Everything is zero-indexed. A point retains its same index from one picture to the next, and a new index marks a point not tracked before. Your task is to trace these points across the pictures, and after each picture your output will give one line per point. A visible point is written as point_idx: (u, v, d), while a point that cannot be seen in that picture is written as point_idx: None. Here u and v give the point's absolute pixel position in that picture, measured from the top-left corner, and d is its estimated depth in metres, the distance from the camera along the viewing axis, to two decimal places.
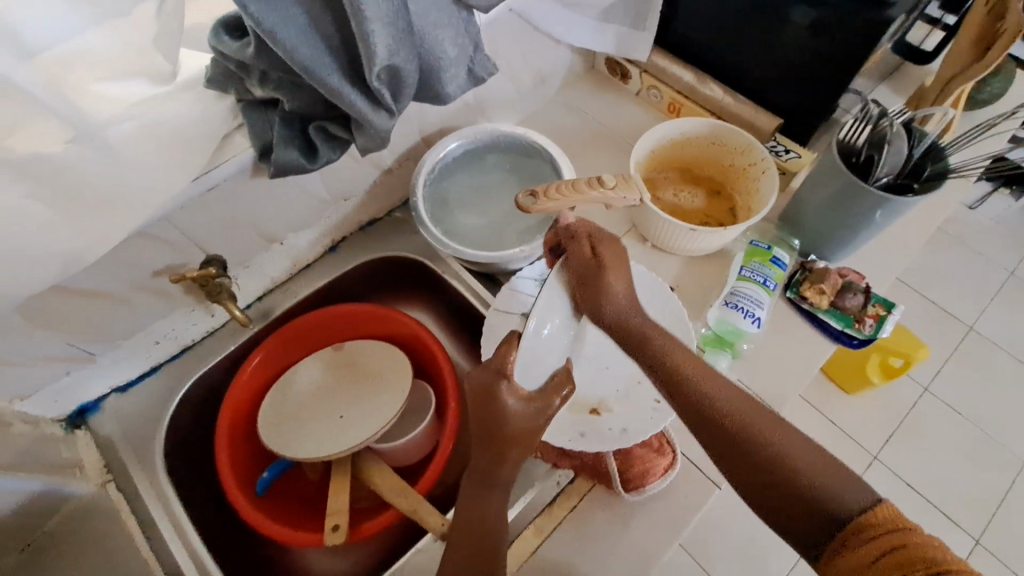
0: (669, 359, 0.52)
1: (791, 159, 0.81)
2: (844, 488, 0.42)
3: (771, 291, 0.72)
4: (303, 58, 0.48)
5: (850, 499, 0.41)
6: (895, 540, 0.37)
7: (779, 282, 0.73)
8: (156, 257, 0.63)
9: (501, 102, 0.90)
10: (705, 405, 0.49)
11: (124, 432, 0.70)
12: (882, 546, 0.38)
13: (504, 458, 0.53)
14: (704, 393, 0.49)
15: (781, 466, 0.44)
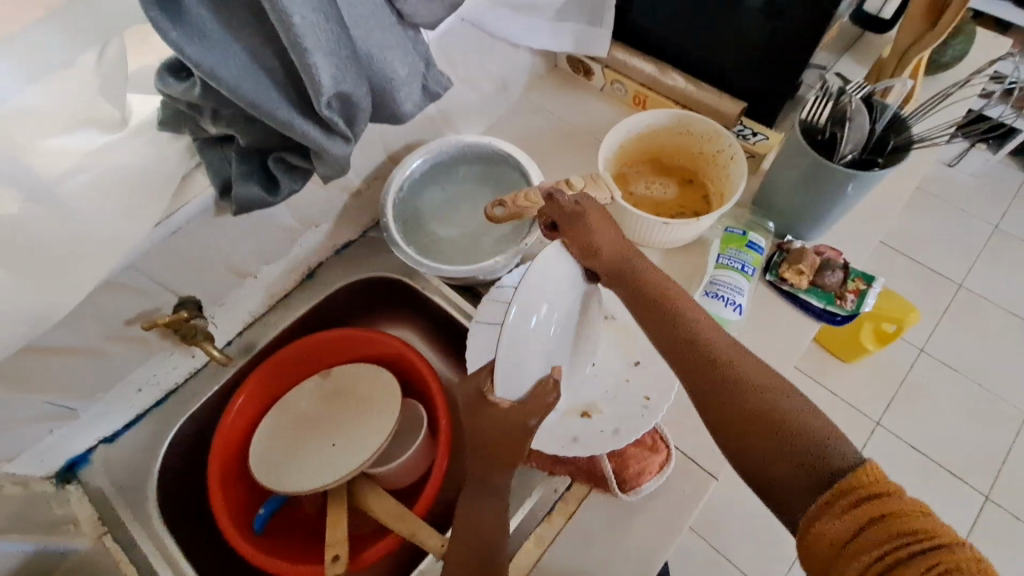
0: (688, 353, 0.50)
1: (759, 141, 0.80)
2: (837, 444, 0.41)
3: (750, 276, 0.71)
4: (248, 95, 0.48)
5: (842, 455, 0.40)
6: (875, 508, 0.36)
7: (757, 266, 0.72)
8: (129, 305, 0.62)
9: (465, 111, 0.89)
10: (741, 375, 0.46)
11: (117, 483, 0.69)
12: (860, 518, 0.37)
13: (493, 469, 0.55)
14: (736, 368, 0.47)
15: (793, 433, 0.42)
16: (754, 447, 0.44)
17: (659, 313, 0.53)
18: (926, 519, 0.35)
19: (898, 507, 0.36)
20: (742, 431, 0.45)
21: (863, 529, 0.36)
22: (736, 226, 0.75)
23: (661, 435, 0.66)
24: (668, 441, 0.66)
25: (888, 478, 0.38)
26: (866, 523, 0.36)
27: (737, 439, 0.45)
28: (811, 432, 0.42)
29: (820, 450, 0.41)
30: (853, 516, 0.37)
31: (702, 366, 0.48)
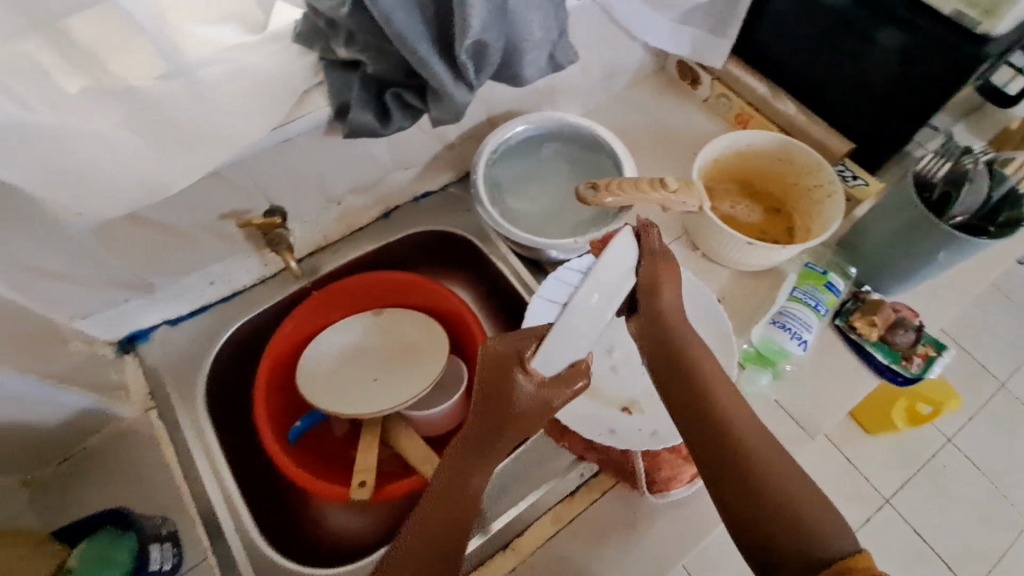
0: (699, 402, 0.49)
1: (858, 186, 0.78)
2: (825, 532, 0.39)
3: (821, 316, 0.70)
4: (395, 24, 0.49)
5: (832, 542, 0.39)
6: None
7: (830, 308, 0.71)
8: (226, 199, 0.64)
9: (568, 92, 0.89)
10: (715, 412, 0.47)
11: (171, 364, 0.72)
12: None
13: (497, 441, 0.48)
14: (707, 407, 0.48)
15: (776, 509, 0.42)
16: (745, 508, 0.42)
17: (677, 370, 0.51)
18: None
19: None
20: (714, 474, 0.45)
21: None
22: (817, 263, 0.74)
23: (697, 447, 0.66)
24: None
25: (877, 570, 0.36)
26: None
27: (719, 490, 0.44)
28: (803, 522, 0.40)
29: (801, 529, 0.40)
30: None
31: (708, 438, 0.46)
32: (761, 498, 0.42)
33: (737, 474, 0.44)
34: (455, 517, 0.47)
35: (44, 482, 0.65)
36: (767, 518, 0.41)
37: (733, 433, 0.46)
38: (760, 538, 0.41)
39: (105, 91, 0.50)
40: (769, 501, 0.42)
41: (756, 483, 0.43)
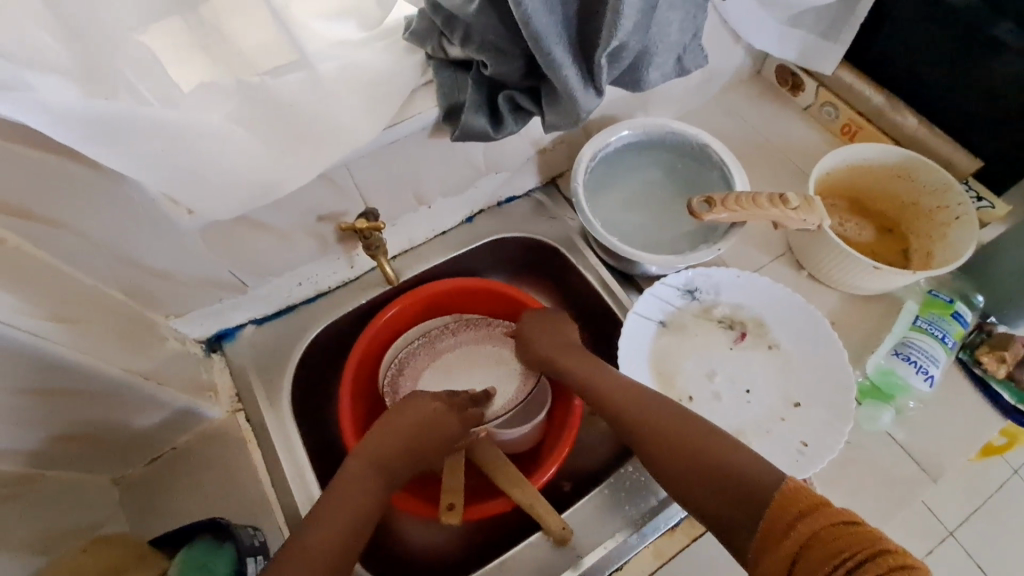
0: (632, 416, 0.57)
1: (983, 208, 0.73)
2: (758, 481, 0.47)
3: (949, 350, 0.65)
4: (536, 24, 0.46)
5: (765, 476, 0.47)
6: (808, 527, 0.41)
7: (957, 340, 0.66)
8: (327, 201, 0.61)
9: (662, 96, 0.85)
10: (664, 436, 0.54)
11: (257, 365, 0.70)
12: (802, 535, 0.40)
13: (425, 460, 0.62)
14: (642, 416, 0.57)
15: (728, 486, 0.48)
16: (699, 496, 0.50)
17: (619, 403, 0.59)
18: (847, 529, 0.39)
19: (824, 521, 0.40)
20: (673, 482, 0.52)
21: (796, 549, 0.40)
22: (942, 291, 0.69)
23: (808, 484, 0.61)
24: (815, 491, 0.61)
25: (816, 499, 0.43)
26: (803, 544, 0.40)
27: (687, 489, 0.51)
28: (748, 488, 0.47)
29: (744, 486, 0.47)
30: (796, 531, 0.41)
31: (649, 451, 0.55)
32: (713, 481, 0.49)
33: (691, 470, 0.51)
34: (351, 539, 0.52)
35: (133, 480, 0.64)
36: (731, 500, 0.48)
37: (675, 441, 0.53)
38: (726, 528, 0.47)
39: (229, 84, 0.47)
40: (717, 482, 0.49)
41: (705, 464, 0.51)
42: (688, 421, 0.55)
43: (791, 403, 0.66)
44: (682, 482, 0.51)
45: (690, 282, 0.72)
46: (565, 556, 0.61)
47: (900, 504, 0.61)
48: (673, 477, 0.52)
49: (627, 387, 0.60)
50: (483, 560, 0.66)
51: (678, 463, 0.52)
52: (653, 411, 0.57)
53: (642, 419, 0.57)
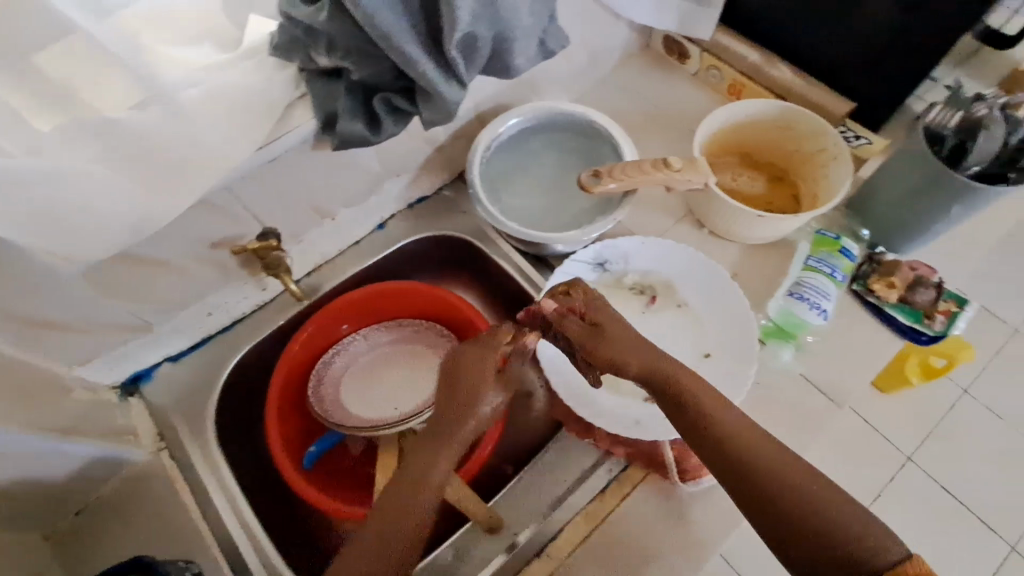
0: (700, 409, 0.49)
1: (862, 146, 0.76)
2: (832, 518, 0.43)
3: (839, 283, 0.69)
4: (379, 23, 0.47)
5: (879, 556, 0.41)
6: None
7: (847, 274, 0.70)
8: (216, 228, 0.61)
9: (555, 80, 0.87)
10: (713, 420, 0.49)
11: (178, 402, 0.70)
12: None
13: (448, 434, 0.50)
14: (713, 414, 0.49)
15: (797, 518, 0.44)
16: (766, 517, 0.46)
17: (665, 399, 0.51)
18: None
19: None
20: (732, 484, 0.47)
21: None
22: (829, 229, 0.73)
23: None
24: None
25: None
26: None
27: (743, 503, 0.47)
28: (821, 521, 0.43)
29: (833, 538, 0.43)
30: None
31: (719, 455, 0.48)
32: (776, 497, 0.45)
33: (759, 476, 0.46)
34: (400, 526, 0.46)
35: (60, 536, 0.63)
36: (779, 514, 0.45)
37: (745, 459, 0.47)
38: (796, 551, 0.44)
39: (85, 127, 0.47)
40: (801, 508, 0.44)
41: (761, 482, 0.46)
42: (768, 440, 0.47)
43: (702, 353, 0.69)
44: (748, 498, 0.46)
45: (599, 255, 0.74)
46: (498, 541, 0.63)
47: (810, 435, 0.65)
48: (731, 479, 0.47)
49: (677, 400, 0.50)
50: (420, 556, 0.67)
51: (735, 475, 0.47)
52: (731, 420, 0.48)
53: (701, 405, 0.49)
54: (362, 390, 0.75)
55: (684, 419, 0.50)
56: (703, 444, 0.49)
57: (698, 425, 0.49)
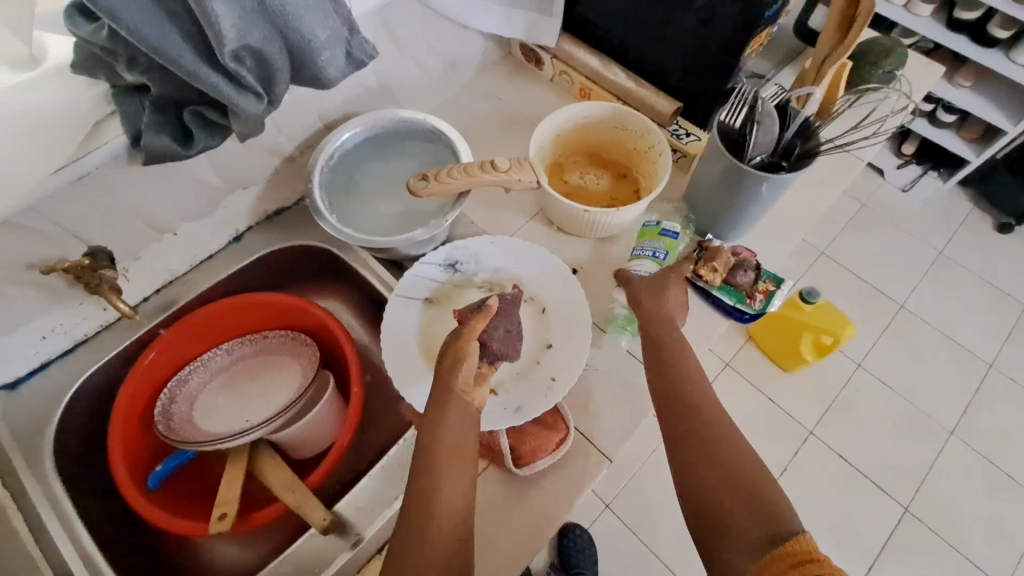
0: (690, 371, 0.60)
1: (692, 142, 0.83)
2: (750, 480, 0.50)
3: (662, 262, 0.74)
4: (151, 40, 0.47)
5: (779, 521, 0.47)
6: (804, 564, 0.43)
7: (670, 252, 0.75)
8: (31, 249, 0.60)
9: (411, 89, 0.89)
10: (700, 396, 0.57)
11: (12, 432, 0.68)
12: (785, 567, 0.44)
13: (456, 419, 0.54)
14: (704, 391, 0.58)
15: (722, 467, 0.51)
16: (689, 459, 0.53)
17: (671, 362, 0.61)
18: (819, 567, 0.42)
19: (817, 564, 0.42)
20: (678, 434, 0.55)
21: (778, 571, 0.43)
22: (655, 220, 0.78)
23: (563, 415, 0.68)
24: (569, 422, 0.68)
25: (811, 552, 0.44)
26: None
27: (673, 437, 0.56)
28: (743, 482, 0.50)
29: (734, 488, 0.50)
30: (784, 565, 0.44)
31: (678, 407, 0.57)
32: (710, 491, 0.51)
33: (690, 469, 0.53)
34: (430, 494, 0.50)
35: None
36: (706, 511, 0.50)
37: (697, 402, 0.57)
38: (692, 485, 0.52)
39: None
40: (726, 462, 0.52)
41: (704, 429, 0.55)
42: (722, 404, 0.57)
43: (543, 345, 0.71)
44: (680, 434, 0.55)
45: (450, 256, 0.77)
46: (343, 539, 0.64)
47: (641, 414, 0.70)
48: (672, 414, 0.57)
49: (669, 353, 0.62)
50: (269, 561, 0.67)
51: (684, 415, 0.56)
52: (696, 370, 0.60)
53: (688, 372, 0.59)
54: (215, 405, 0.74)
55: (686, 433, 0.55)
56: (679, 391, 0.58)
57: (683, 377, 0.59)
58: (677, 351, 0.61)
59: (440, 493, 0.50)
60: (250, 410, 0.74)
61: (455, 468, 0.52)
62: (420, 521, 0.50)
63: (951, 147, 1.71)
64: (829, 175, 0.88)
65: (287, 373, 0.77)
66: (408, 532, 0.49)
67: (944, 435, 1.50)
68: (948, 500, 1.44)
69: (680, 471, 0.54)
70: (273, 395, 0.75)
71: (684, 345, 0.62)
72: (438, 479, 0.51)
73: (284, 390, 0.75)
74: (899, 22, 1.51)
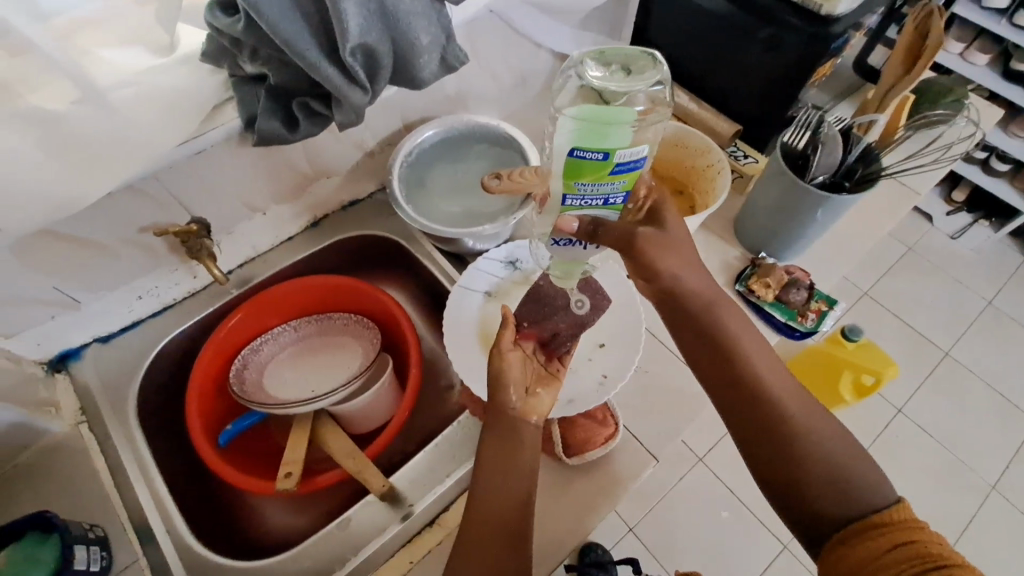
0: (739, 345, 0.57)
1: (749, 163, 0.86)
2: (825, 447, 0.52)
3: (615, 207, 0.46)
4: (284, 33, 0.53)
5: (867, 490, 0.49)
6: (907, 536, 0.45)
7: (628, 189, 0.45)
8: (144, 213, 0.67)
9: (483, 98, 0.95)
10: (754, 371, 0.56)
11: (102, 380, 0.73)
12: (889, 542, 0.45)
13: (521, 443, 0.58)
14: (754, 363, 0.56)
15: (793, 438, 0.52)
16: (755, 437, 0.54)
17: (714, 344, 0.58)
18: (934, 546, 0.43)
19: (916, 535, 0.45)
20: (738, 416, 0.56)
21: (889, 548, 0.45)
22: (589, 141, 0.40)
23: (612, 412, 0.71)
24: (618, 418, 0.71)
25: (914, 523, 0.46)
26: (896, 546, 0.45)
27: (735, 418, 0.56)
28: (815, 452, 0.51)
29: (806, 458, 0.51)
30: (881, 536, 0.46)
31: (734, 388, 0.56)
32: (782, 468, 0.52)
33: (780, 476, 0.52)
34: (499, 501, 0.55)
35: None
36: (809, 511, 0.50)
37: (752, 381, 0.55)
38: (763, 464, 0.54)
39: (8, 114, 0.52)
40: (795, 435, 0.52)
41: (768, 407, 0.54)
42: (777, 372, 0.56)
43: (596, 344, 0.73)
44: (743, 417, 0.55)
45: (511, 255, 0.81)
46: (395, 511, 0.67)
47: (686, 419, 0.72)
48: (730, 395, 0.56)
49: (699, 326, 0.59)
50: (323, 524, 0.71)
51: (745, 396, 0.55)
52: (744, 339, 0.57)
53: (739, 347, 0.57)
54: (284, 375, 0.79)
55: (765, 433, 0.54)
56: (732, 370, 0.56)
57: (732, 354, 0.57)
58: (715, 321, 0.58)
59: (500, 504, 0.55)
60: (316, 382, 0.79)
61: (497, 464, 0.56)
62: (474, 523, 0.55)
63: (1005, 196, 1.68)
64: (885, 205, 0.89)
65: (351, 351, 0.81)
66: (470, 543, 0.54)
67: (988, 490, 1.45)
68: (991, 559, 1.37)
69: (747, 448, 0.55)
70: (338, 371, 0.79)
71: (732, 316, 0.58)
72: (491, 485, 0.56)
73: (348, 367, 0.80)
74: (954, 70, 1.53)
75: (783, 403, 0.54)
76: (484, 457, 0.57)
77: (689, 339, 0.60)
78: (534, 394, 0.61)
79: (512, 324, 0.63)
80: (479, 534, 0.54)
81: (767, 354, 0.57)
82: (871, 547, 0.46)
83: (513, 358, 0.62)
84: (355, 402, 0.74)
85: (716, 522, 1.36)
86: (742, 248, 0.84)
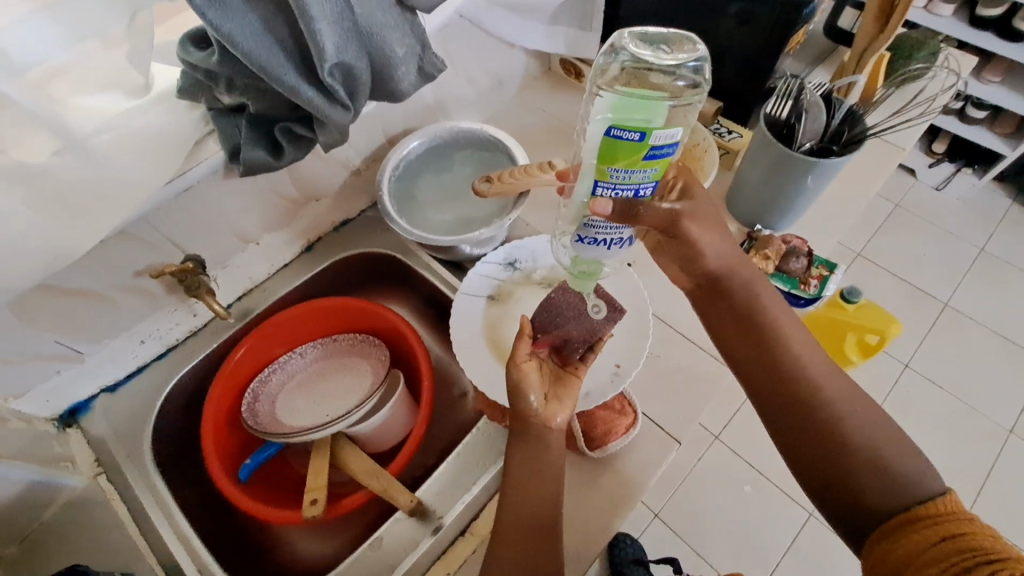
0: (777, 329, 0.59)
1: (734, 138, 0.86)
2: (863, 431, 0.53)
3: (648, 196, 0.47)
4: (260, 60, 0.53)
5: (907, 472, 0.49)
6: (952, 528, 0.44)
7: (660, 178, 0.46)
8: (138, 257, 0.66)
9: (462, 103, 0.95)
10: (788, 354, 0.58)
11: (114, 430, 0.73)
12: (935, 536, 0.44)
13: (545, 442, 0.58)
14: (786, 345, 0.58)
15: (826, 421, 0.54)
16: (790, 420, 0.56)
17: (750, 329, 0.60)
18: (986, 538, 0.42)
19: (964, 527, 0.43)
20: (772, 401, 0.58)
21: (935, 541, 0.43)
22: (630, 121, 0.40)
23: (630, 400, 0.71)
24: (636, 406, 0.70)
25: (963, 516, 0.45)
26: (941, 539, 0.43)
27: (767, 402, 0.58)
28: (850, 436, 0.52)
29: (843, 443, 0.52)
30: (926, 531, 0.45)
31: (771, 372, 0.58)
32: (816, 451, 0.53)
33: (814, 459, 0.53)
34: (533, 509, 0.56)
35: None
36: (842, 492, 0.51)
37: (786, 364, 0.57)
38: (798, 445, 0.55)
39: None
40: (828, 418, 0.54)
41: (802, 389, 0.56)
42: (809, 354, 0.58)
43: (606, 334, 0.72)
44: (778, 400, 0.57)
45: (509, 256, 0.81)
46: (425, 525, 0.67)
47: (702, 400, 0.72)
48: (763, 376, 0.59)
49: (736, 313, 0.62)
50: (351, 548, 0.71)
51: (784, 383, 0.57)
52: (777, 323, 0.60)
53: (771, 330, 0.59)
54: (296, 402, 0.79)
55: (800, 416, 0.55)
56: (768, 354, 0.59)
57: (765, 338, 0.59)
58: (747, 305, 0.61)
59: (533, 510, 0.56)
60: (329, 406, 0.78)
61: (524, 480, 0.57)
62: (505, 530, 0.56)
63: (984, 142, 1.70)
64: (872, 166, 0.89)
65: (362, 370, 0.81)
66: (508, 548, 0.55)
67: (1004, 435, 1.46)
68: (1015, 503, 1.38)
69: (781, 431, 0.57)
70: (350, 392, 0.79)
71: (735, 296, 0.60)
72: (520, 492, 0.57)
73: (359, 386, 0.79)
74: (920, 24, 1.55)
75: (820, 389, 0.55)
76: (514, 461, 0.58)
77: (726, 329, 0.63)
78: (553, 398, 0.60)
79: (526, 333, 0.62)
80: (513, 542, 0.55)
81: (795, 337, 0.59)
82: (918, 542, 0.45)
83: (530, 367, 0.60)
84: (371, 421, 0.73)
85: (738, 497, 1.37)
86: (737, 223, 0.84)
